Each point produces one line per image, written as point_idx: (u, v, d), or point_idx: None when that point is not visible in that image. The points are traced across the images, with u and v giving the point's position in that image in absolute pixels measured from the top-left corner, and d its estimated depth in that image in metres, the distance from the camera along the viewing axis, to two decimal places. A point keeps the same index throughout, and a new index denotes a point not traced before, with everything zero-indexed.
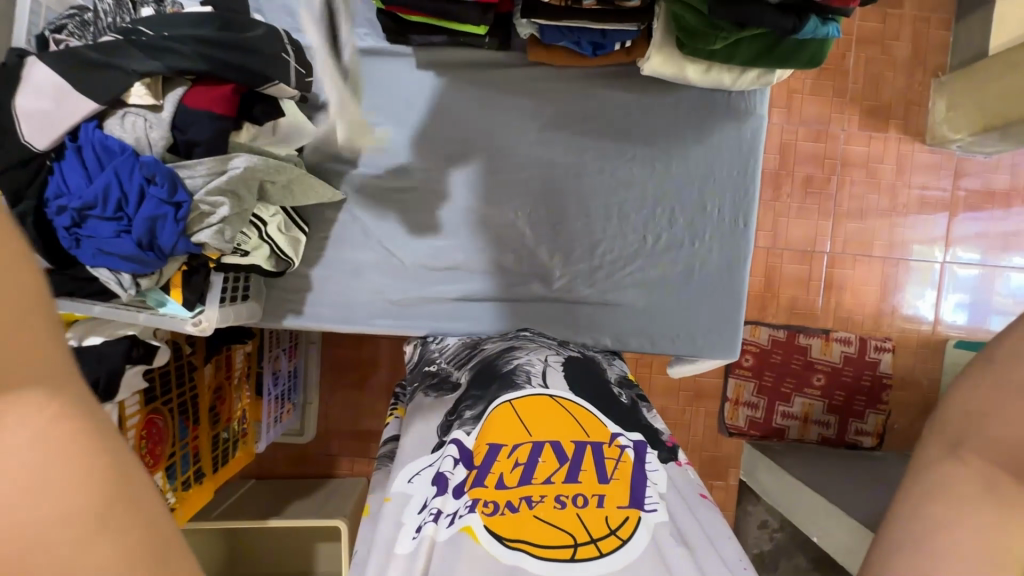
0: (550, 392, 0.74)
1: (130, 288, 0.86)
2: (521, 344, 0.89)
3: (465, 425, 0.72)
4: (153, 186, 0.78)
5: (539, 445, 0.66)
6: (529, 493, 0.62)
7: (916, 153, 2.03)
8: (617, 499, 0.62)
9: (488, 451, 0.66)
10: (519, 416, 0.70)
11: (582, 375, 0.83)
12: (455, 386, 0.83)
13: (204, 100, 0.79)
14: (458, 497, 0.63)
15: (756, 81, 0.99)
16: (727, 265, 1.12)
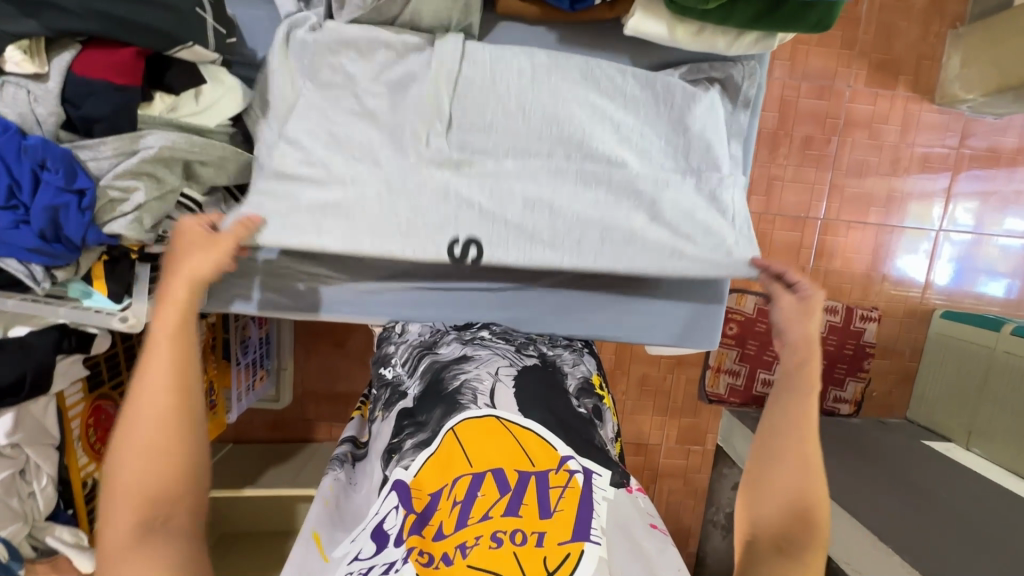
0: (496, 412, 0.69)
1: (43, 281, 0.78)
2: (475, 350, 0.84)
3: (404, 460, 0.68)
4: (47, 172, 0.67)
5: (479, 478, 0.62)
6: (463, 537, 0.58)
7: (924, 114, 1.91)
8: (559, 535, 0.58)
9: (430, 499, 0.63)
10: (461, 445, 0.66)
11: (536, 386, 0.77)
12: (404, 396, 0.80)
13: (98, 67, 0.67)
14: (397, 546, 0.60)
15: (753, 47, 0.88)
16: (720, 243, 1.00)
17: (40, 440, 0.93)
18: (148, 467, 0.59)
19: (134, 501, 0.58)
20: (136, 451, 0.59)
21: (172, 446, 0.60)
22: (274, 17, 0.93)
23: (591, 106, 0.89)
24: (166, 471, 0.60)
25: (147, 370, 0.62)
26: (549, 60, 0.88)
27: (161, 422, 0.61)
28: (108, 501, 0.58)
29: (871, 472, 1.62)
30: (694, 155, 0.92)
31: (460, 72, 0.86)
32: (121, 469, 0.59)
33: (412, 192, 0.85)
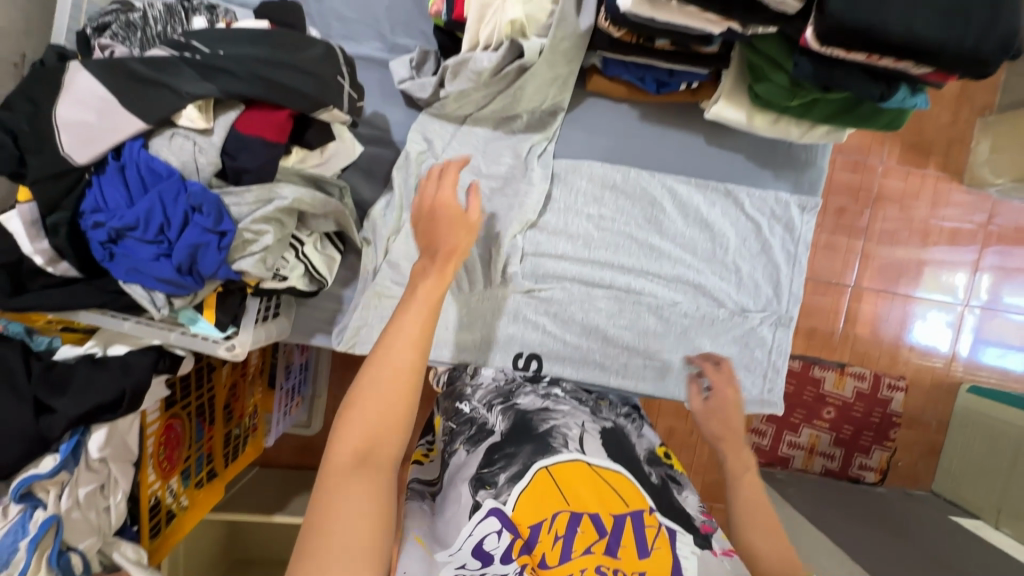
0: (586, 458, 0.74)
1: (162, 307, 0.84)
2: (555, 404, 0.88)
3: (501, 495, 0.70)
4: (199, 215, 0.74)
5: (578, 516, 0.67)
6: (568, 570, 0.64)
7: (953, 193, 1.99)
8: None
9: (532, 531, 0.67)
10: (558, 484, 0.70)
11: (619, 448, 0.81)
12: (491, 431, 0.82)
13: (255, 125, 0.75)
14: (506, 564, 0.65)
15: (824, 137, 0.95)
16: (770, 338, 1.09)
17: (122, 457, 0.97)
18: (379, 410, 0.58)
19: (358, 445, 0.56)
20: (374, 392, 0.58)
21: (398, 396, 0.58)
22: (384, 79, 1.03)
23: (651, 245, 1.07)
24: (387, 416, 0.58)
25: (401, 323, 0.62)
26: (617, 203, 1.06)
27: (398, 372, 0.59)
28: (337, 434, 0.57)
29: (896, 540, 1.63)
30: (736, 295, 1.08)
31: (546, 205, 1.06)
32: (354, 401, 0.58)
33: (490, 318, 1.06)
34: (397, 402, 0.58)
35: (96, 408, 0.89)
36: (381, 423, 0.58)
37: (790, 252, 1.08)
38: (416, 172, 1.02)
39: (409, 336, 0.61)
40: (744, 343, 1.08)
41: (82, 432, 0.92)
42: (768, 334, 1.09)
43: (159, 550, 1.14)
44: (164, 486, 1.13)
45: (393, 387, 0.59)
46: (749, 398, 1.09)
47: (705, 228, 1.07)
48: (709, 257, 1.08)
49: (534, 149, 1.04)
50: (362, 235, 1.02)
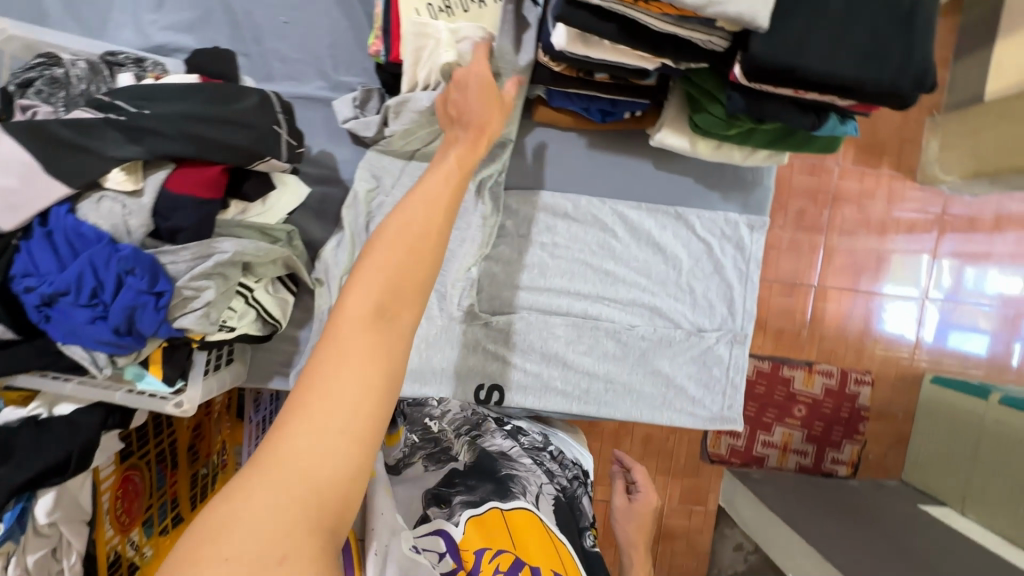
0: (539, 511, 0.77)
1: (105, 367, 0.82)
2: (519, 454, 0.90)
3: (454, 516, 0.71)
4: (132, 276, 0.72)
5: (520, 562, 0.68)
6: None
7: (907, 191, 2.05)
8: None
9: (474, 559, 0.67)
10: (508, 527, 0.72)
11: (569, 512, 0.83)
12: (453, 459, 0.85)
13: (189, 184, 0.74)
14: None
15: (766, 160, 0.97)
16: (727, 356, 1.11)
17: (74, 517, 0.94)
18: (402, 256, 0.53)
19: (377, 293, 0.51)
20: (396, 249, 0.53)
21: (424, 249, 0.54)
22: (330, 118, 1.02)
23: (606, 270, 1.08)
24: (409, 269, 0.53)
25: (428, 189, 0.58)
26: (570, 230, 1.07)
27: (425, 226, 0.55)
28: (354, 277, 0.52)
29: (863, 531, 1.68)
30: (692, 316, 1.10)
31: (500, 235, 1.06)
32: (377, 245, 0.53)
33: (449, 351, 1.05)
34: (420, 253, 0.54)
35: (44, 471, 0.86)
36: (403, 274, 0.52)
37: (742, 271, 1.10)
38: (367, 211, 1.01)
39: (442, 191, 0.58)
40: (701, 363, 1.10)
41: (26, 499, 0.89)
42: (725, 354, 1.10)
43: None
44: (123, 540, 1.10)
45: (422, 236, 0.54)
46: (709, 417, 1.11)
47: (658, 250, 1.08)
48: (663, 280, 1.09)
49: None
50: (314, 276, 1.01)
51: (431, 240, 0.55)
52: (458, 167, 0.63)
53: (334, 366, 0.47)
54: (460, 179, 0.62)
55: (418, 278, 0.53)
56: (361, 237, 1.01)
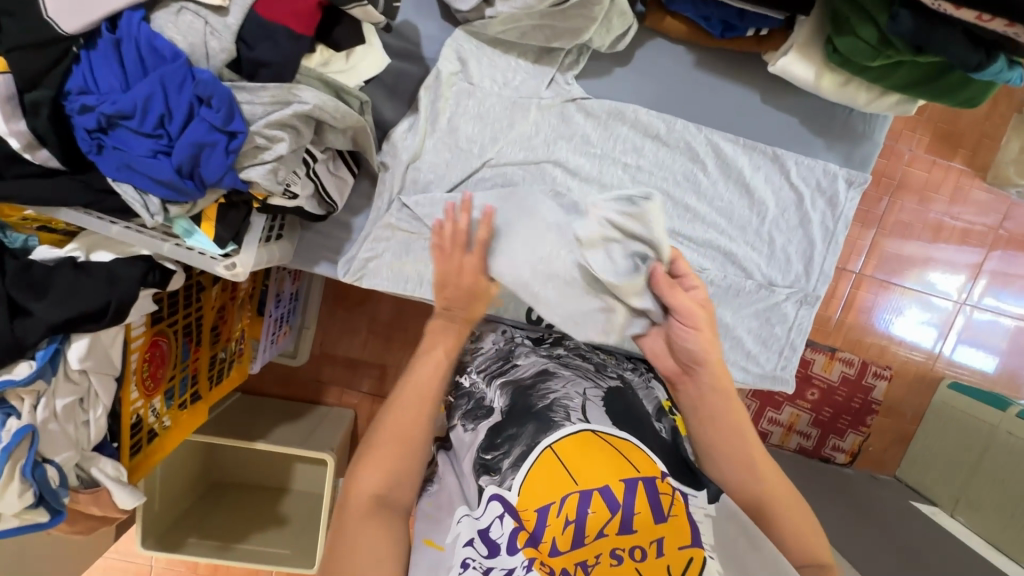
0: (591, 427, 0.77)
1: (157, 214, 0.76)
2: (558, 367, 0.91)
3: (504, 480, 0.73)
4: (206, 108, 0.64)
5: (587, 495, 0.69)
6: (582, 557, 0.67)
7: (973, 191, 1.96)
8: (679, 541, 0.67)
9: (538, 516, 0.69)
10: (562, 463, 0.72)
11: (623, 409, 0.83)
12: (491, 410, 0.85)
13: (281, 11, 0.64)
14: (513, 555, 0.68)
15: (890, 108, 0.88)
16: (791, 319, 1.06)
17: (103, 370, 0.90)
18: (391, 446, 0.72)
19: (377, 478, 0.70)
20: (388, 447, 0.72)
21: (414, 431, 0.73)
22: None
23: (686, 205, 1.01)
24: (405, 448, 0.72)
25: (416, 373, 0.77)
26: (657, 153, 0.99)
27: (411, 413, 0.74)
28: (360, 460, 0.72)
29: (852, 514, 1.71)
30: (765, 268, 1.04)
31: (579, 146, 0.98)
32: (376, 433, 0.73)
33: None
34: (408, 436, 0.73)
35: (80, 316, 0.81)
36: (400, 454, 0.72)
37: (828, 230, 1.03)
38: (445, 97, 0.93)
39: (423, 370, 0.77)
40: (765, 318, 1.05)
41: (60, 341, 0.85)
42: (791, 314, 1.05)
43: (142, 465, 1.10)
44: (146, 405, 1.07)
45: (414, 421, 0.74)
46: (761, 375, 1.06)
47: (743, 192, 1.01)
48: (743, 223, 1.02)
49: (558, 80, 0.95)
50: (379, 159, 0.94)
51: (417, 418, 0.74)
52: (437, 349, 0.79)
53: (352, 554, 0.64)
54: (438, 352, 0.78)
55: (410, 457, 0.72)
56: (436, 125, 0.94)
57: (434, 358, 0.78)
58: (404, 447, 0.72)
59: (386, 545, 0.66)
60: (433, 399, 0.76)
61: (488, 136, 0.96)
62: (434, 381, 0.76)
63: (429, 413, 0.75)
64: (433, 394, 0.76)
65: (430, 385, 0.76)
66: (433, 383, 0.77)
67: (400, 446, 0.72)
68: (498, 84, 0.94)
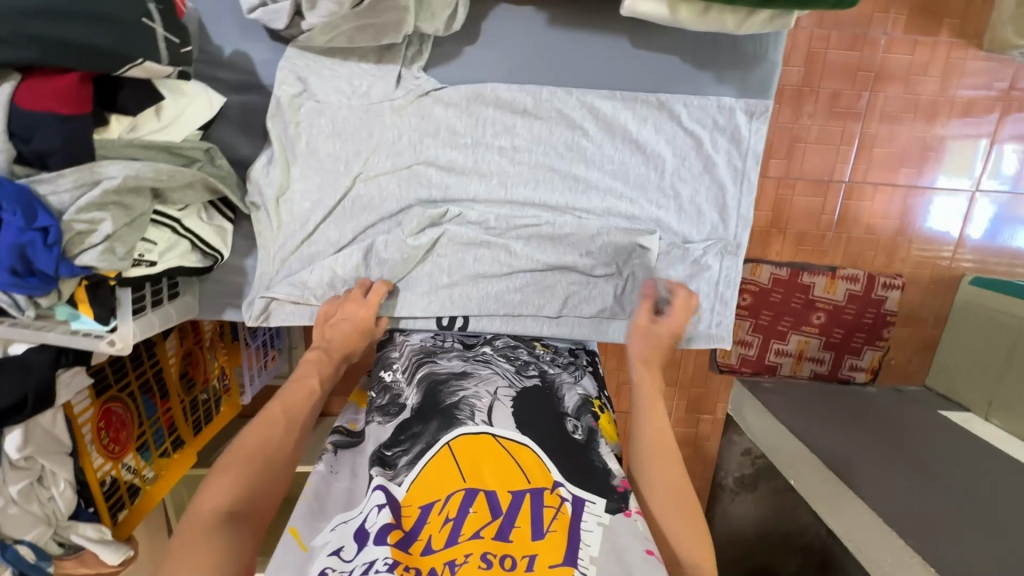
0: (493, 430, 0.74)
1: (27, 307, 0.80)
2: (476, 368, 0.87)
3: (397, 475, 0.69)
4: (5, 213, 0.64)
5: (471, 495, 0.66)
6: (453, 554, 0.61)
7: (968, 65, 1.45)
8: (549, 558, 0.61)
9: (419, 514, 0.65)
10: (456, 463, 0.69)
11: (533, 409, 0.80)
12: (402, 408, 0.80)
13: (41, 98, 0.63)
14: (379, 546, 0.60)
15: (767, 25, 0.78)
16: (716, 278, 0.98)
17: (52, 449, 0.97)
18: (255, 455, 0.70)
19: (235, 487, 0.65)
20: (252, 456, 0.69)
21: (280, 441, 0.73)
22: (237, 8, 0.87)
23: (575, 175, 0.94)
24: (270, 457, 0.71)
25: (285, 397, 0.79)
26: (532, 128, 0.92)
27: (278, 426, 0.74)
28: (216, 470, 0.67)
29: (877, 442, 1.34)
30: (676, 223, 0.96)
31: (447, 140, 0.92)
32: (239, 444, 0.70)
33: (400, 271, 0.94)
34: (273, 446, 0.72)
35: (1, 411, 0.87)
36: (264, 462, 0.70)
37: (737, 169, 0.94)
38: (295, 121, 0.89)
39: (296, 390, 0.81)
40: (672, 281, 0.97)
41: None
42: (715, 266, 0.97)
43: (127, 522, 1.17)
44: (117, 466, 1.14)
45: (282, 433, 0.74)
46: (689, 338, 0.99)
47: (637, 149, 0.93)
48: (641, 179, 0.94)
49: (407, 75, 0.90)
50: (249, 199, 0.92)
51: (284, 429, 0.75)
52: (308, 370, 0.85)
53: (174, 571, 0.57)
54: (313, 375, 0.84)
55: (275, 468, 0.71)
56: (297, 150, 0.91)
57: (309, 382, 0.83)
58: (269, 455, 0.71)
59: (222, 562, 0.59)
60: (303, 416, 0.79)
61: (348, 154, 0.91)
62: (306, 406, 0.80)
63: (297, 428, 0.77)
64: (302, 411, 0.79)
65: (300, 405, 0.79)
66: (303, 402, 0.80)
67: (265, 454, 0.70)
68: (344, 93, 0.89)
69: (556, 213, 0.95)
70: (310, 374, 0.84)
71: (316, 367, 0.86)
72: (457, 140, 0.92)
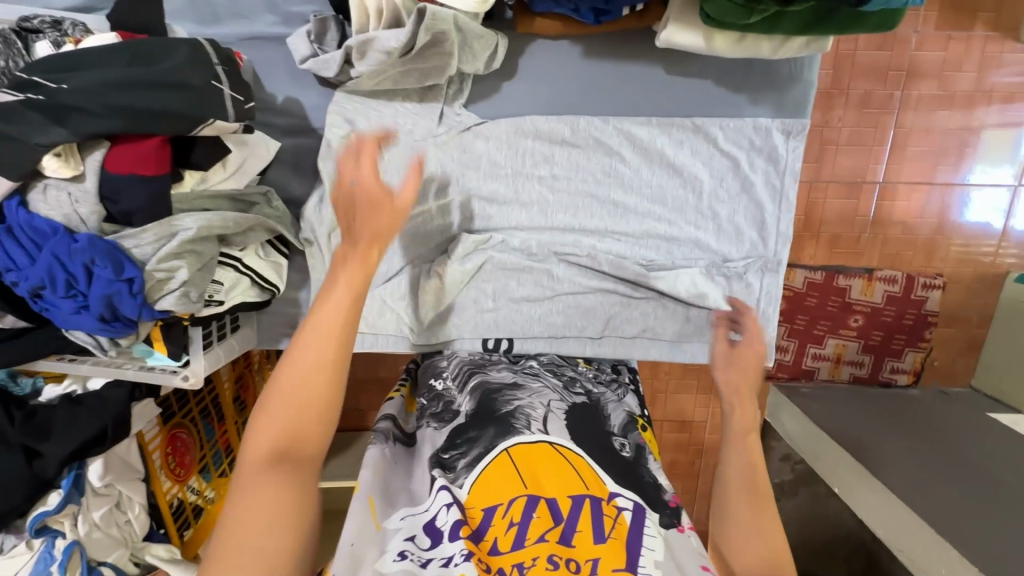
0: (550, 439, 0.75)
1: (109, 347, 0.84)
2: (527, 380, 0.88)
3: (458, 478, 0.72)
4: (98, 267, 0.70)
5: (534, 500, 0.68)
6: (520, 557, 0.63)
7: (1004, 57, 1.41)
8: (612, 562, 0.63)
9: (484, 516, 0.68)
10: (517, 469, 0.71)
11: (584, 422, 0.81)
12: (456, 414, 0.83)
13: (126, 162, 0.70)
14: (453, 540, 0.63)
15: (802, 50, 0.79)
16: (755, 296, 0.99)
17: (127, 477, 1.03)
18: (299, 386, 0.61)
19: (281, 430, 0.60)
20: (295, 386, 0.61)
21: (321, 362, 0.62)
22: (287, 57, 0.92)
23: (614, 202, 0.96)
24: (312, 383, 0.62)
25: (325, 303, 0.65)
26: (571, 156, 0.95)
27: (319, 342, 0.63)
28: (263, 405, 0.61)
29: (908, 441, 1.33)
30: (715, 243, 0.97)
31: (487, 172, 0.95)
32: (284, 369, 0.62)
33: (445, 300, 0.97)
34: (315, 370, 0.62)
35: (83, 444, 0.92)
36: (306, 389, 0.61)
37: (775, 187, 0.95)
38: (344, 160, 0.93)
39: (336, 290, 0.65)
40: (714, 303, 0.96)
41: (78, 466, 0.98)
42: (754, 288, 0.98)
43: (192, 542, 1.23)
44: (183, 488, 1.20)
45: (323, 347, 0.63)
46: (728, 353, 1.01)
47: (675, 172, 0.94)
48: (680, 202, 0.96)
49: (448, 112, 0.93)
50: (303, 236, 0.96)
51: (324, 344, 0.63)
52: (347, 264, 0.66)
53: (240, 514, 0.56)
54: (350, 273, 0.66)
55: (319, 394, 0.62)
56: None
57: (349, 275, 0.66)
58: (310, 380, 0.62)
59: (281, 506, 0.57)
60: (346, 323, 0.65)
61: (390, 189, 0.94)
62: (347, 308, 0.65)
63: (341, 341, 0.64)
64: (346, 318, 0.65)
65: (343, 307, 0.65)
66: (344, 306, 0.65)
67: (307, 379, 0.62)
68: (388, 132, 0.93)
69: (598, 237, 0.97)
70: (347, 270, 0.66)
71: (355, 265, 0.66)
72: (499, 172, 0.95)
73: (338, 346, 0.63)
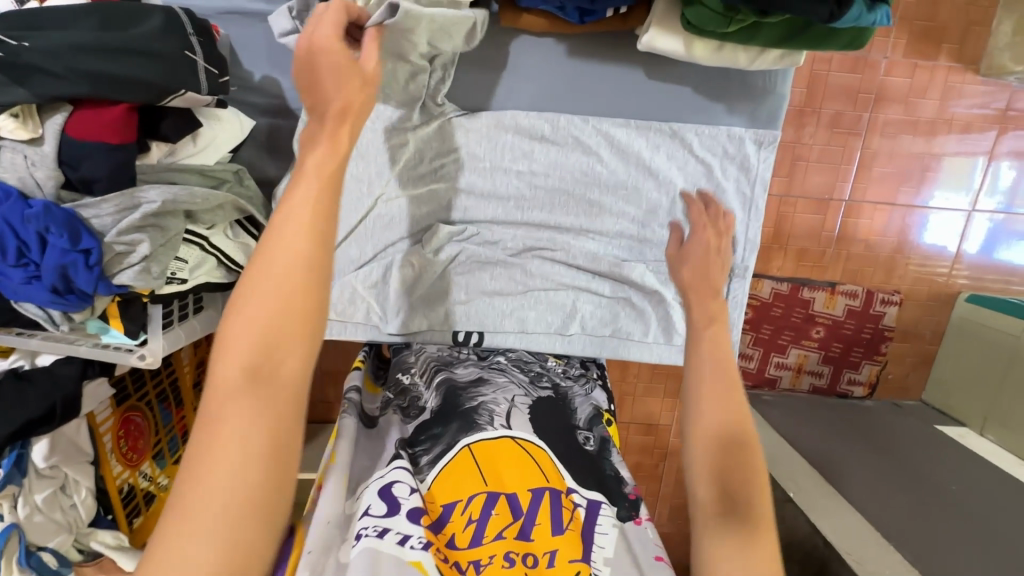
0: (512, 434, 0.76)
1: (61, 323, 0.82)
2: (493, 375, 0.89)
3: (420, 472, 0.72)
4: (53, 235, 0.67)
5: (493, 497, 0.68)
6: (478, 555, 0.64)
7: (965, 88, 1.48)
8: (569, 554, 0.65)
9: (442, 510, 0.68)
10: (476, 464, 0.72)
11: (550, 420, 0.82)
12: (422, 410, 0.82)
13: (90, 128, 0.67)
14: (413, 523, 0.64)
15: (776, 63, 0.82)
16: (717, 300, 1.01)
17: (75, 458, 1.00)
18: (269, 292, 0.45)
19: (252, 346, 0.44)
20: (266, 289, 0.45)
21: (299, 257, 0.46)
22: (268, 35, 0.90)
23: (589, 201, 0.97)
24: (291, 285, 0.46)
25: (296, 192, 0.48)
26: (549, 154, 0.95)
27: (292, 235, 0.46)
28: (229, 312, 0.45)
29: (858, 445, 1.39)
30: None
31: (467, 164, 0.95)
32: (251, 271, 0.46)
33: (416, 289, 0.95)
34: (293, 271, 0.46)
35: (29, 422, 0.88)
36: (282, 292, 0.45)
37: (746, 196, 0.97)
38: None
39: (307, 170, 0.48)
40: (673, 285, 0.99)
41: (21, 445, 0.93)
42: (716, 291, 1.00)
43: (141, 530, 1.19)
44: (135, 474, 1.16)
45: (297, 242, 0.46)
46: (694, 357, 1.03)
47: (649, 173, 0.96)
48: (654, 205, 0.98)
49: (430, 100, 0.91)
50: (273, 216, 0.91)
51: (297, 235, 0.46)
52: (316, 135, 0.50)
53: (201, 461, 0.41)
54: (319, 150, 0.49)
55: (299, 300, 0.46)
56: None
57: (319, 157, 0.49)
58: (283, 282, 0.45)
59: (255, 447, 0.43)
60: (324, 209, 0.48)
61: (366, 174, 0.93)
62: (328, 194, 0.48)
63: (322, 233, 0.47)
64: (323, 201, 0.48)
65: (323, 190, 0.48)
66: (318, 188, 0.48)
67: (282, 281, 0.45)
68: None
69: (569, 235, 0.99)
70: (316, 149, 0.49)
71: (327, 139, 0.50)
72: (478, 165, 0.95)
73: (318, 235, 0.47)
